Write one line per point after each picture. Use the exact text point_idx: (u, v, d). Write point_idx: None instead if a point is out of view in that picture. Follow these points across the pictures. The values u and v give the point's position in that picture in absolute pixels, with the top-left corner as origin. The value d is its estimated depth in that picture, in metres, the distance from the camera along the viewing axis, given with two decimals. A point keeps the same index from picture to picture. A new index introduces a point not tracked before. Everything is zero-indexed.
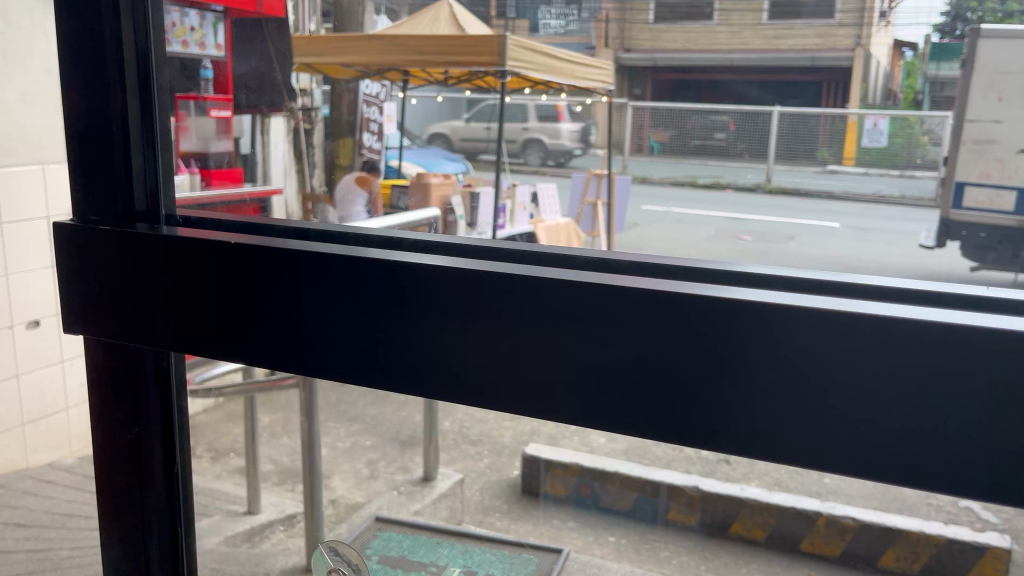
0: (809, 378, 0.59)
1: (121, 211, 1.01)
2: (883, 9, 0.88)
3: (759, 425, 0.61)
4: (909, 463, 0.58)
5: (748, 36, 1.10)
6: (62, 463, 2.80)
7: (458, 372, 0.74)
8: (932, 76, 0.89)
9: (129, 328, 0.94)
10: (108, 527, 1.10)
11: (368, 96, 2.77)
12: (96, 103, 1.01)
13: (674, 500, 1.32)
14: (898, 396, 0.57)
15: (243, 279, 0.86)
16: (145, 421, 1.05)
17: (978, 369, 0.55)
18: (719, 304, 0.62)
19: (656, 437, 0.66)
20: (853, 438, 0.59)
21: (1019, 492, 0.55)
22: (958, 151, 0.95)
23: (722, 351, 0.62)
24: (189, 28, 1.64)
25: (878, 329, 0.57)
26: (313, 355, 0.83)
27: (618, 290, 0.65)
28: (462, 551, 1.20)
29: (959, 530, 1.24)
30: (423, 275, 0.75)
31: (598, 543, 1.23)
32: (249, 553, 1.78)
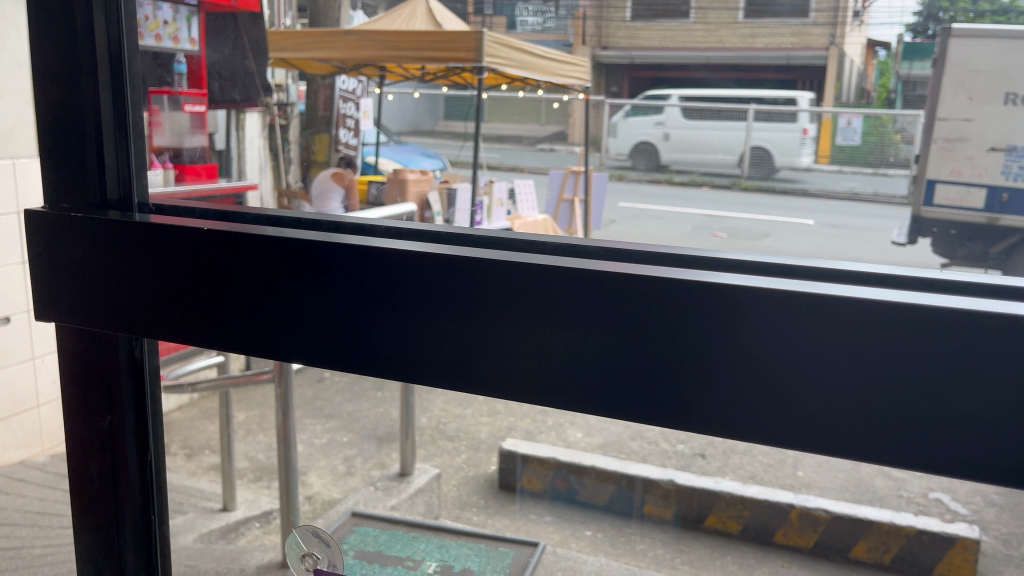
0: (763, 354, 0.70)
1: (93, 200, 1.03)
2: (856, 9, 0.95)
3: (735, 402, 0.71)
4: (860, 429, 0.68)
5: (725, 34, 1.09)
6: (33, 462, 2.77)
7: (465, 361, 0.82)
8: (906, 76, 0.95)
9: (129, 318, 0.99)
10: (82, 516, 1.10)
11: (345, 91, 2.75)
12: (65, 89, 1.01)
13: (651, 494, 1.27)
14: (851, 373, 0.68)
15: (246, 273, 0.91)
16: (118, 410, 1.06)
17: (918, 347, 0.65)
18: (701, 294, 0.71)
19: (645, 415, 0.75)
20: (815, 411, 0.69)
21: (949, 450, 0.66)
22: (928, 149, 0.96)
23: (703, 336, 0.72)
24: (162, 22, 1.62)
25: (835, 313, 0.67)
26: (323, 347, 0.90)
27: (610, 283, 0.74)
28: (438, 546, 1.37)
29: (929, 522, 1.25)
30: (431, 271, 0.82)
31: (575, 537, 1.32)
32: (225, 550, 1.78)
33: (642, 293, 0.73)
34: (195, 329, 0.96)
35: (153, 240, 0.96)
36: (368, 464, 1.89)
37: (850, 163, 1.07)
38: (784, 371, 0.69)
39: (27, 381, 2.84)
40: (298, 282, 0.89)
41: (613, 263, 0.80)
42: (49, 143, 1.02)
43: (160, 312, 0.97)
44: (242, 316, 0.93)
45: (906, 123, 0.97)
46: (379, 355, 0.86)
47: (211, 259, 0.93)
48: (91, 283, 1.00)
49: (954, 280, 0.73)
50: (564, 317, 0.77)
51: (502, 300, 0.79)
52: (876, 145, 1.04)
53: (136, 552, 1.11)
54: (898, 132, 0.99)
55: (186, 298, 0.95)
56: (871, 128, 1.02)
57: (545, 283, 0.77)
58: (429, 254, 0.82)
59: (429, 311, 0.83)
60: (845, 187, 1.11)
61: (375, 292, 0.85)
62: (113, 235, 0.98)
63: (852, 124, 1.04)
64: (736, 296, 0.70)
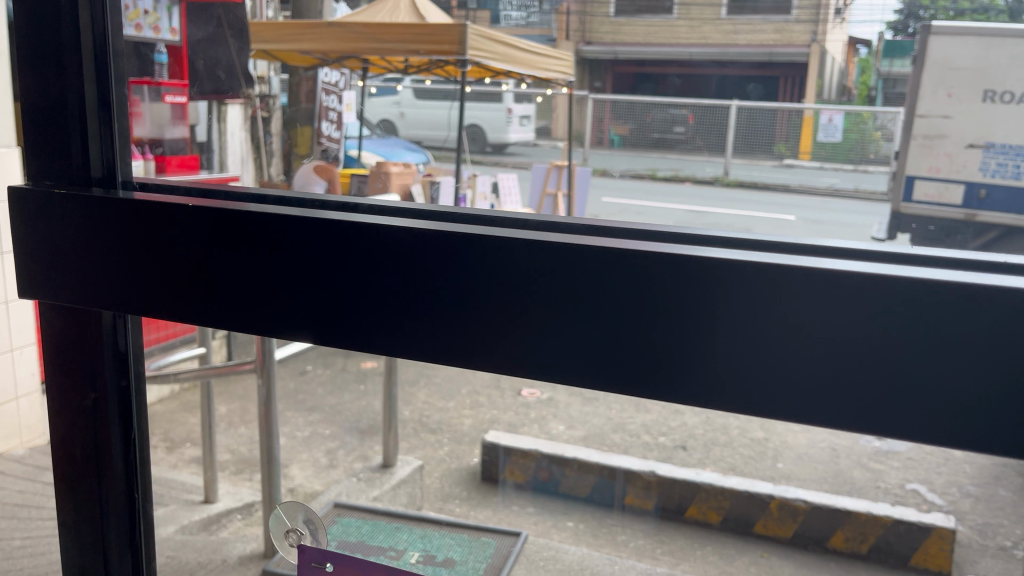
0: (750, 327, 0.66)
1: (77, 176, 1.01)
2: (839, 6, 0.93)
3: (719, 379, 0.68)
4: (848, 406, 0.64)
5: (708, 31, 1.07)
6: (11, 455, 2.74)
7: (440, 336, 0.79)
8: (886, 73, 0.97)
9: (110, 295, 0.97)
10: (65, 497, 1.08)
11: (327, 84, 2.73)
12: (48, 63, 0.99)
13: (631, 484, 1.33)
14: (834, 346, 0.64)
15: (223, 248, 0.89)
16: (101, 387, 1.04)
17: (902, 318, 0.62)
18: (678, 263, 0.68)
19: (625, 391, 0.72)
20: (798, 385, 0.66)
21: (939, 424, 0.62)
22: (907, 144, 1.01)
23: (682, 307, 0.68)
24: (142, 11, 1.60)
25: (815, 283, 0.64)
26: (296, 324, 0.87)
27: (584, 251, 0.71)
28: (420, 536, 1.19)
29: (906, 511, 1.31)
30: (402, 243, 0.80)
31: (557, 527, 1.26)
32: (205, 542, 1.76)
33: (618, 262, 0.70)
34: (175, 306, 0.93)
35: (134, 216, 0.94)
36: (351, 456, 1.88)
37: (831, 159, 1.09)
38: (770, 345, 0.66)
39: (5, 373, 2.81)
40: (276, 257, 0.86)
41: (593, 238, 0.78)
42: (33, 122, 1.01)
43: (143, 288, 0.95)
44: (221, 292, 0.90)
45: (887, 120, 1.00)
46: (357, 331, 0.84)
47: (191, 235, 0.91)
48: (71, 260, 0.98)
49: (926, 257, 0.74)
50: (543, 290, 0.73)
51: (476, 272, 0.76)
52: (857, 140, 1.06)
53: (119, 535, 1.08)
54: (878, 129, 1.01)
55: (166, 275, 0.93)
56: (852, 125, 1.04)
57: (524, 255, 0.74)
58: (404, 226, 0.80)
59: (408, 285, 0.80)
60: (826, 184, 1.13)
61: (353, 267, 0.83)
62: (97, 211, 0.95)
63: (832, 121, 1.04)
64: (719, 267, 0.67)
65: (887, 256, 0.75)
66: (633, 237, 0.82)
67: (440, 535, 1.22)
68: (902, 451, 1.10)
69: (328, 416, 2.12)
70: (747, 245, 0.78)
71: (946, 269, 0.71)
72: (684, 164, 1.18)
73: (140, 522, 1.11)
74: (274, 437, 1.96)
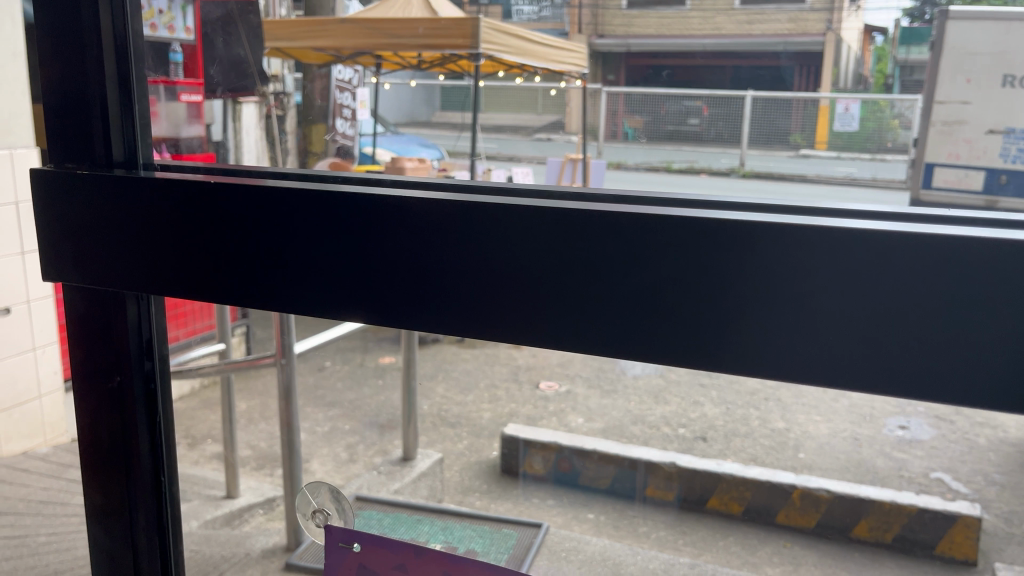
0: (776, 287, 0.65)
1: (99, 160, 1.02)
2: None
3: (745, 345, 0.67)
4: (877, 369, 0.64)
5: (722, 21, 1.14)
6: (36, 452, 2.77)
7: (465, 308, 0.79)
8: (903, 61, 1.01)
9: (137, 276, 0.97)
10: (93, 480, 1.09)
11: (340, 81, 2.74)
12: (69, 49, 1.00)
13: (652, 475, 1.33)
14: (863, 309, 0.63)
15: (248, 227, 0.90)
16: (128, 373, 1.05)
17: (932, 278, 0.61)
18: (703, 228, 0.67)
19: (651, 358, 0.72)
20: (826, 348, 0.65)
21: (971, 386, 0.61)
22: (927, 132, 1.00)
23: (709, 272, 0.68)
24: (157, 11, 1.60)
25: (843, 245, 0.63)
26: (322, 300, 0.87)
27: (610, 219, 0.71)
28: (442, 527, 1.19)
29: (931, 500, 1.29)
30: (425, 215, 0.80)
31: (576, 519, 1.24)
32: (228, 537, 1.78)
33: (644, 230, 0.70)
34: (197, 286, 0.94)
35: (156, 199, 0.94)
36: (371, 450, 1.89)
37: (848, 148, 1.11)
38: (797, 305, 0.65)
39: (28, 371, 2.84)
40: (299, 232, 0.87)
41: (616, 206, 0.77)
42: (57, 111, 1.01)
43: (165, 268, 0.95)
44: (244, 271, 0.91)
45: (904, 108, 1.04)
46: (378, 303, 0.84)
47: (212, 214, 0.91)
48: (97, 242, 0.98)
49: (944, 215, 0.74)
50: (563, 255, 0.73)
51: (499, 242, 0.76)
52: (874, 129, 1.09)
53: (149, 515, 1.10)
54: (896, 116, 1.05)
55: (188, 254, 0.94)
56: (869, 113, 1.07)
57: (543, 221, 0.74)
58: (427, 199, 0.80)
59: (429, 256, 0.80)
60: (842, 173, 1.11)
61: (374, 240, 0.83)
62: (118, 195, 0.96)
63: (849, 110, 1.08)
64: (745, 231, 0.66)
65: (906, 218, 0.75)
66: (650, 201, 0.83)
67: (460, 527, 1.22)
68: (926, 439, 1.09)
69: (348, 411, 2.13)
70: (765, 205, 0.79)
71: (966, 225, 0.71)
72: (701, 157, 1.18)
73: (169, 507, 1.12)
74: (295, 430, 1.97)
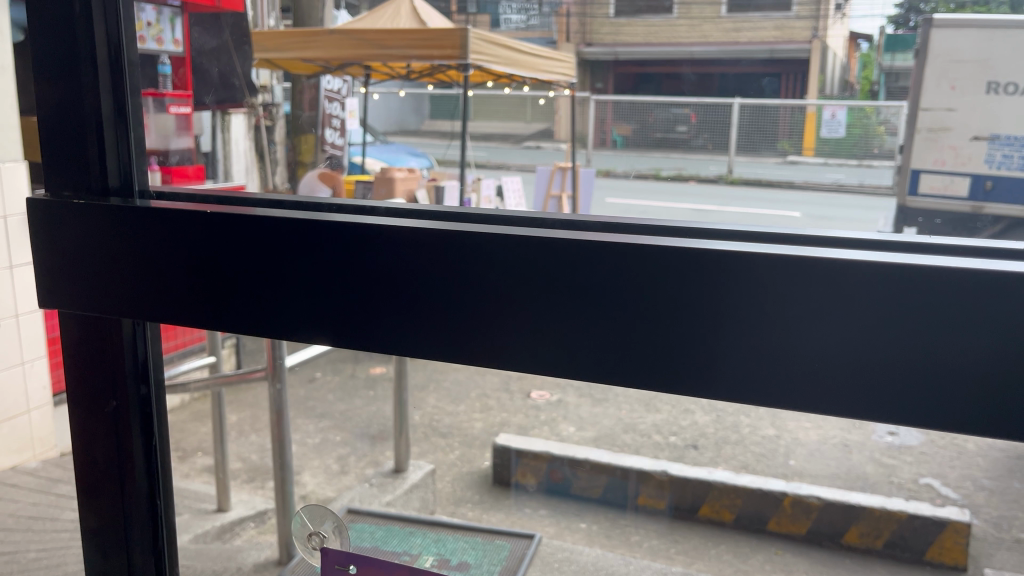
0: (760, 315, 0.69)
1: (95, 187, 1.02)
2: (839, 3, 0.97)
3: (738, 371, 0.71)
4: (861, 395, 0.67)
5: (708, 28, 1.11)
6: (25, 467, 2.75)
7: (465, 337, 0.82)
8: (888, 67, 0.97)
9: (135, 302, 0.98)
10: (85, 504, 1.09)
11: (330, 93, 2.75)
12: (65, 75, 0.99)
13: (644, 484, 1.32)
14: (848, 337, 0.67)
15: (248, 254, 0.91)
16: (123, 395, 1.04)
17: (915, 309, 0.65)
18: (698, 260, 0.71)
19: (648, 385, 0.75)
20: (812, 374, 0.69)
21: (950, 411, 0.65)
22: (912, 140, 1.01)
23: (705, 302, 0.71)
24: (146, 23, 1.61)
25: (829, 275, 0.67)
26: (322, 328, 0.89)
27: (609, 251, 0.74)
28: (434, 540, 1.17)
29: (921, 506, 1.30)
30: (425, 246, 0.82)
31: (569, 530, 1.27)
32: (219, 550, 1.77)
33: (642, 261, 0.73)
34: (192, 311, 0.95)
35: (153, 224, 0.95)
36: (362, 462, 1.89)
37: (834, 154, 1.14)
38: (783, 332, 0.69)
39: (16, 386, 2.82)
40: (299, 261, 0.88)
41: (609, 235, 0.80)
42: (49, 134, 1.01)
43: (161, 293, 0.96)
44: (244, 298, 0.92)
45: (889, 114, 1.02)
46: (379, 330, 0.86)
47: (212, 242, 0.92)
48: (95, 268, 0.99)
49: (930, 240, 0.75)
50: (556, 283, 0.76)
51: (500, 272, 0.79)
52: (859, 135, 1.10)
53: (142, 538, 1.10)
54: (882, 123, 1.04)
55: (186, 281, 0.94)
56: (855, 120, 1.06)
57: (536, 250, 0.77)
58: (427, 230, 0.82)
59: (430, 285, 0.82)
60: (830, 180, 1.13)
61: (374, 269, 0.85)
62: (113, 219, 0.97)
63: (835, 116, 1.05)
64: (738, 261, 0.69)
65: (893, 245, 0.76)
66: (639, 229, 0.84)
67: (453, 539, 1.22)
68: (915, 445, 1.10)
69: (340, 423, 2.14)
70: (755, 232, 0.80)
71: (954, 253, 0.71)
72: (688, 163, 1.17)
73: (164, 531, 1.12)
74: (286, 444, 1.97)
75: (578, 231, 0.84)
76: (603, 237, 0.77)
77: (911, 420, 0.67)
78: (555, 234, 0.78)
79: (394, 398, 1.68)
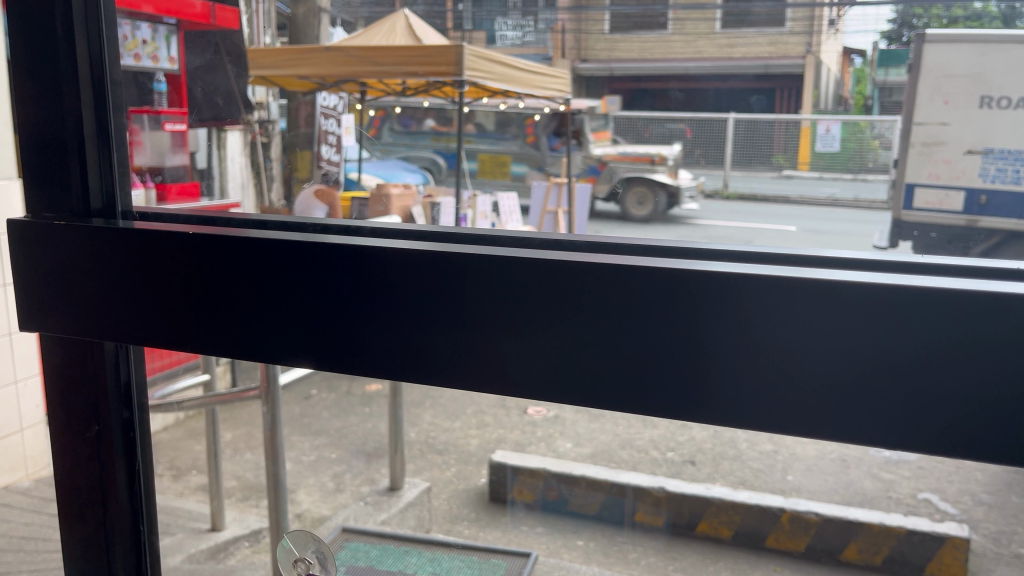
0: (752, 338, 0.69)
1: (77, 209, 1.04)
2: (831, 18, 1.03)
3: (731, 394, 0.71)
4: (854, 416, 0.67)
5: (703, 45, 1.09)
6: (16, 487, 2.74)
7: (456, 361, 0.81)
8: (881, 82, 1.02)
9: (118, 324, 0.98)
10: (71, 531, 1.09)
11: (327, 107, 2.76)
12: (48, 99, 1.02)
13: (641, 500, 1.31)
14: (840, 357, 0.67)
15: (234, 277, 0.91)
16: (106, 418, 1.05)
17: (907, 328, 0.65)
18: (690, 280, 0.71)
19: (640, 408, 0.74)
20: (804, 396, 0.68)
21: (945, 432, 0.65)
22: (904, 154, 1.01)
23: (696, 322, 0.71)
24: (141, 43, 1.62)
25: (821, 294, 0.67)
26: (312, 353, 0.89)
27: (600, 271, 0.74)
28: (430, 559, 1.20)
29: (919, 522, 1.28)
30: (415, 266, 0.82)
31: (567, 548, 1.32)
32: (214, 570, 1.77)
33: (633, 282, 0.73)
34: (177, 334, 0.95)
35: (137, 246, 0.95)
36: (357, 481, 1.89)
37: (828, 169, 1.08)
38: (774, 353, 0.69)
39: (11, 403, 2.81)
40: (288, 283, 0.88)
41: (600, 255, 0.80)
42: (34, 153, 1.03)
43: (146, 319, 0.96)
44: (230, 322, 0.92)
45: (884, 129, 1.02)
46: (369, 354, 0.86)
47: (199, 264, 0.92)
48: (78, 290, 0.99)
49: (926, 259, 0.75)
50: (547, 305, 0.76)
51: (490, 294, 0.78)
52: (856, 150, 1.06)
53: (126, 561, 1.10)
54: (876, 138, 1.03)
55: (171, 304, 0.94)
56: (850, 134, 1.05)
57: (527, 270, 0.77)
58: (416, 250, 0.82)
59: (420, 307, 0.82)
60: (826, 193, 1.10)
61: (364, 290, 0.85)
62: (96, 242, 0.97)
63: (830, 129, 1.05)
64: (730, 282, 0.69)
65: (889, 264, 0.76)
66: (631, 249, 0.85)
67: (449, 557, 1.22)
68: (912, 460, 1.10)
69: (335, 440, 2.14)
70: (748, 250, 0.80)
71: (948, 272, 0.72)
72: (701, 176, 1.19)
73: (147, 552, 1.13)
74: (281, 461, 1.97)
75: (567, 250, 0.83)
76: (594, 257, 0.77)
77: (904, 443, 0.67)
78: (547, 254, 0.78)
79: (388, 415, 1.68)
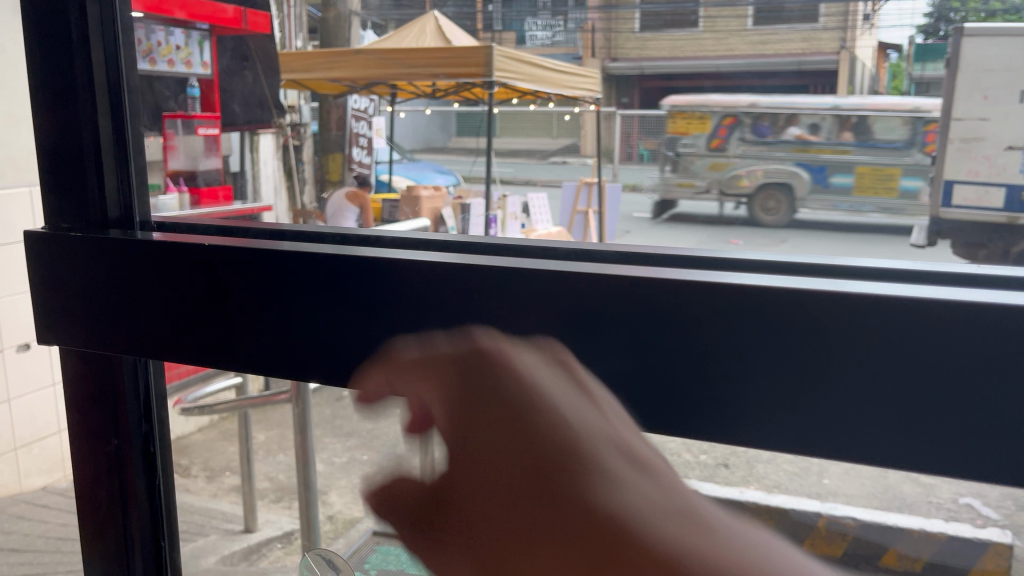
0: (788, 356, 0.68)
1: (94, 219, 1.05)
2: (866, 12, 0.95)
3: (765, 413, 0.70)
4: (893, 436, 0.66)
5: (735, 42, 1.19)
6: (56, 488, 2.79)
7: None
8: (918, 77, 0.96)
9: (135, 336, 1.01)
10: (92, 538, 1.13)
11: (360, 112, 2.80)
12: (65, 110, 1.04)
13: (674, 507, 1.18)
14: (879, 375, 0.66)
15: (251, 293, 0.93)
16: (125, 428, 1.09)
17: (949, 347, 0.64)
18: (724, 298, 0.70)
19: (667, 427, 0.74)
20: (841, 415, 0.67)
21: (988, 453, 0.63)
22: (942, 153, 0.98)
23: (729, 340, 0.70)
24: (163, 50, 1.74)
25: (859, 311, 0.66)
26: (333, 369, 0.90)
27: (628, 289, 0.74)
28: None
29: (961, 528, 1.27)
30: (437, 284, 0.82)
31: None
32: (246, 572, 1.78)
33: (660, 300, 0.72)
34: (199, 348, 0.97)
35: (154, 260, 0.98)
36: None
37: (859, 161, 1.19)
38: (810, 371, 0.68)
39: None
40: (307, 300, 0.90)
41: (629, 265, 0.79)
42: (52, 165, 1.06)
43: (163, 332, 0.99)
44: (249, 336, 0.94)
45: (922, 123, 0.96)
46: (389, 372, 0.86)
47: (219, 279, 0.95)
48: (96, 303, 1.02)
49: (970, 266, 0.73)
50: (570, 324, 0.76)
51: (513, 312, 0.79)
52: None
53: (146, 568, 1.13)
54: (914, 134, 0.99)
55: (190, 317, 0.97)
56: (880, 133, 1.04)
57: (551, 288, 0.77)
58: (438, 267, 0.82)
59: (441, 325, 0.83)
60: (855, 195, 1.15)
61: (385, 307, 0.85)
62: (113, 256, 1.00)
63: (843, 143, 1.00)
64: (765, 299, 0.69)
65: (928, 271, 0.74)
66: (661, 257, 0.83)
67: None
68: None
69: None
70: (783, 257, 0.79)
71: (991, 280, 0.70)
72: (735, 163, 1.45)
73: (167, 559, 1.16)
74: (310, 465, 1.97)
75: (595, 261, 0.83)
76: (625, 271, 0.76)
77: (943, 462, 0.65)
78: (576, 267, 0.78)
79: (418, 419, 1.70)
